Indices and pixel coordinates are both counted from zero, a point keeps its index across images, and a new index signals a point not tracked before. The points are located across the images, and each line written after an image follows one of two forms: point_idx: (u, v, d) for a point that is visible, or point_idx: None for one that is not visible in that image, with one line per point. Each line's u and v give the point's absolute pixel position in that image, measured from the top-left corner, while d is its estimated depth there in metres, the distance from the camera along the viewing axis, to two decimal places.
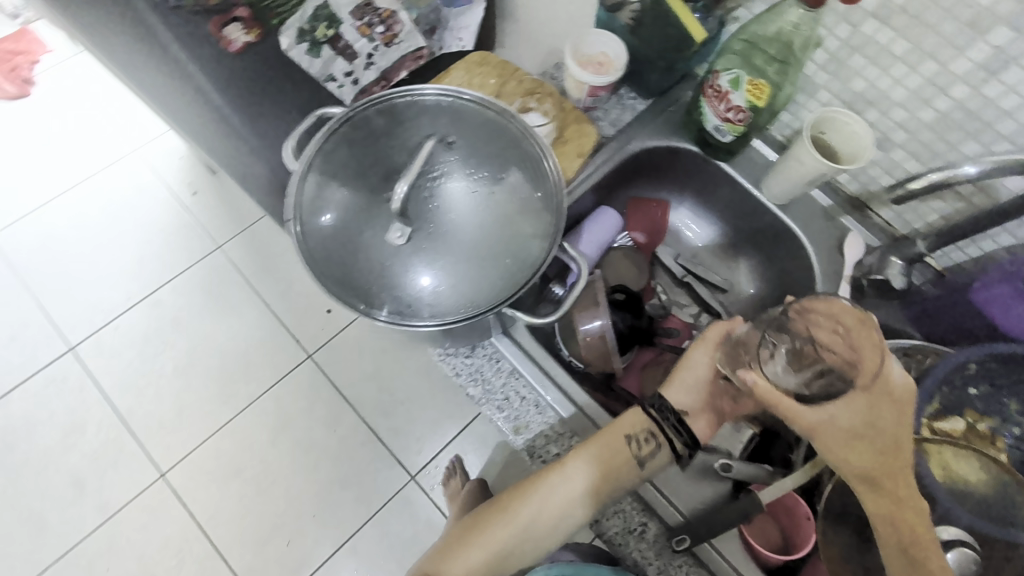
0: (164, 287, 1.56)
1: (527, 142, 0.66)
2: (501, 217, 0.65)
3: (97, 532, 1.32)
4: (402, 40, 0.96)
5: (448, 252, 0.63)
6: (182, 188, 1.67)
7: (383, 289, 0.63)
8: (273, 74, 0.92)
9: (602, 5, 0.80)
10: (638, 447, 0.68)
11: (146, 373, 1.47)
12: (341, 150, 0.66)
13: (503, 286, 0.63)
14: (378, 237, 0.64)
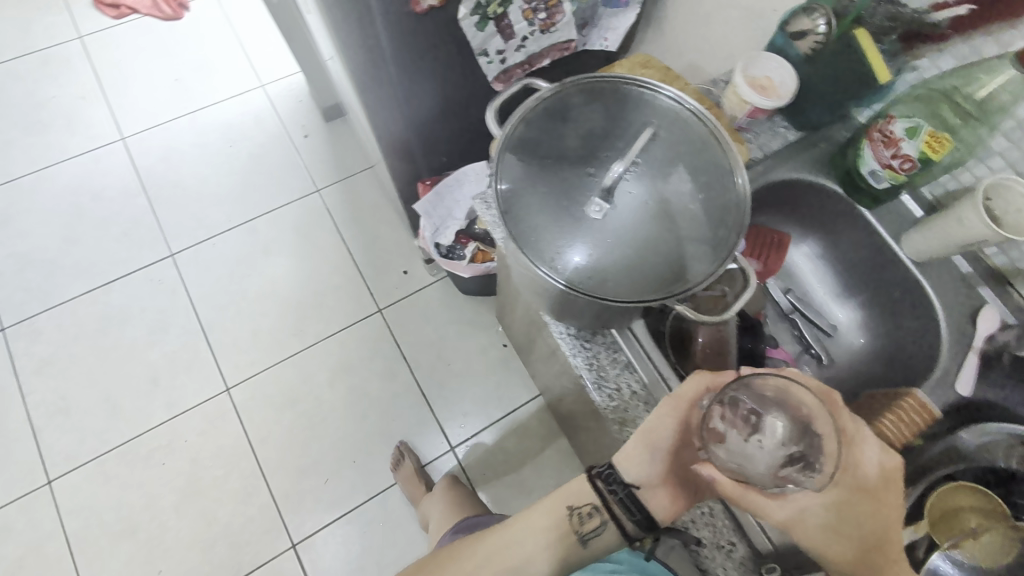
0: (262, 216, 1.66)
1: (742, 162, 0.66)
2: (672, 225, 0.64)
3: (160, 426, 1.41)
4: (557, 30, 0.98)
5: (611, 242, 0.63)
6: (296, 129, 1.77)
7: (538, 257, 0.64)
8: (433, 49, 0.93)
9: (784, 29, 0.80)
10: (582, 523, 0.66)
11: (231, 291, 1.56)
12: (560, 116, 0.69)
13: (673, 281, 0.63)
14: (572, 201, 0.65)
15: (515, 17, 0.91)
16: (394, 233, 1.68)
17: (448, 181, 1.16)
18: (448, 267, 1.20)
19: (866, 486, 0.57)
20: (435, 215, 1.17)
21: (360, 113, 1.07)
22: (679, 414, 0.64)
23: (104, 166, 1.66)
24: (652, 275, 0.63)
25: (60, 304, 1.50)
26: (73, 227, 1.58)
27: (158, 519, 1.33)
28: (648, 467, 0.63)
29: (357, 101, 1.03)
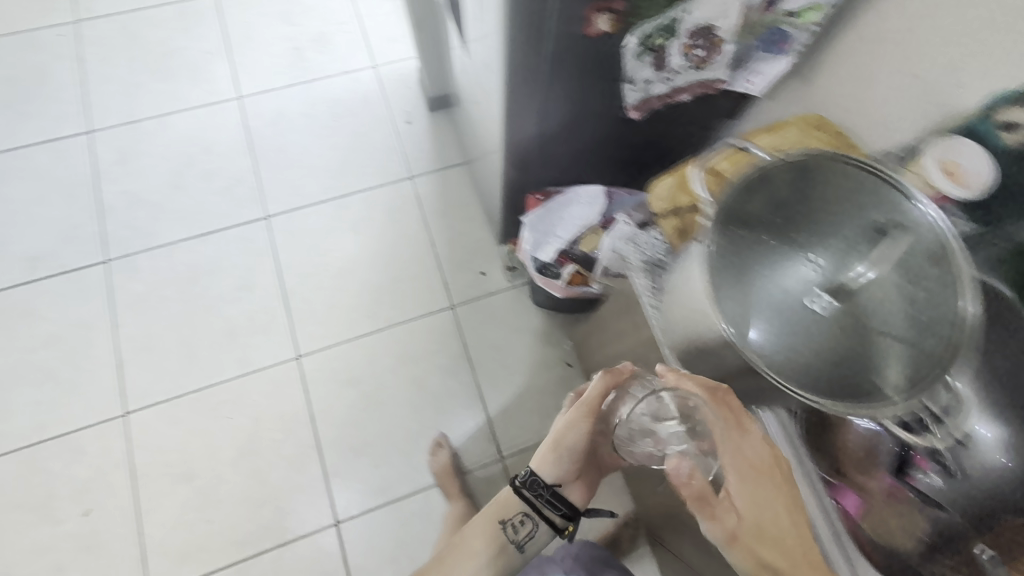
0: (356, 194, 1.69)
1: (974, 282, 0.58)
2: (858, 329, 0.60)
3: (231, 381, 1.46)
4: (709, 68, 0.93)
5: (786, 331, 0.61)
6: (400, 114, 1.79)
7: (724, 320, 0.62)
8: (588, 78, 0.91)
9: (990, 119, 0.74)
10: (518, 528, 0.96)
11: (315, 261, 1.60)
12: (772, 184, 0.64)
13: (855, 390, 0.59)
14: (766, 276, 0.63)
15: (674, 51, 0.87)
16: (477, 232, 1.67)
17: (557, 202, 1.16)
18: (542, 284, 1.18)
19: (767, 469, 0.62)
20: (539, 230, 1.15)
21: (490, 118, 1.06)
22: (589, 422, 0.91)
23: (218, 121, 1.73)
24: (824, 376, 0.59)
25: (159, 246, 1.58)
26: (181, 175, 1.66)
27: (216, 470, 1.38)
28: (558, 470, 0.95)
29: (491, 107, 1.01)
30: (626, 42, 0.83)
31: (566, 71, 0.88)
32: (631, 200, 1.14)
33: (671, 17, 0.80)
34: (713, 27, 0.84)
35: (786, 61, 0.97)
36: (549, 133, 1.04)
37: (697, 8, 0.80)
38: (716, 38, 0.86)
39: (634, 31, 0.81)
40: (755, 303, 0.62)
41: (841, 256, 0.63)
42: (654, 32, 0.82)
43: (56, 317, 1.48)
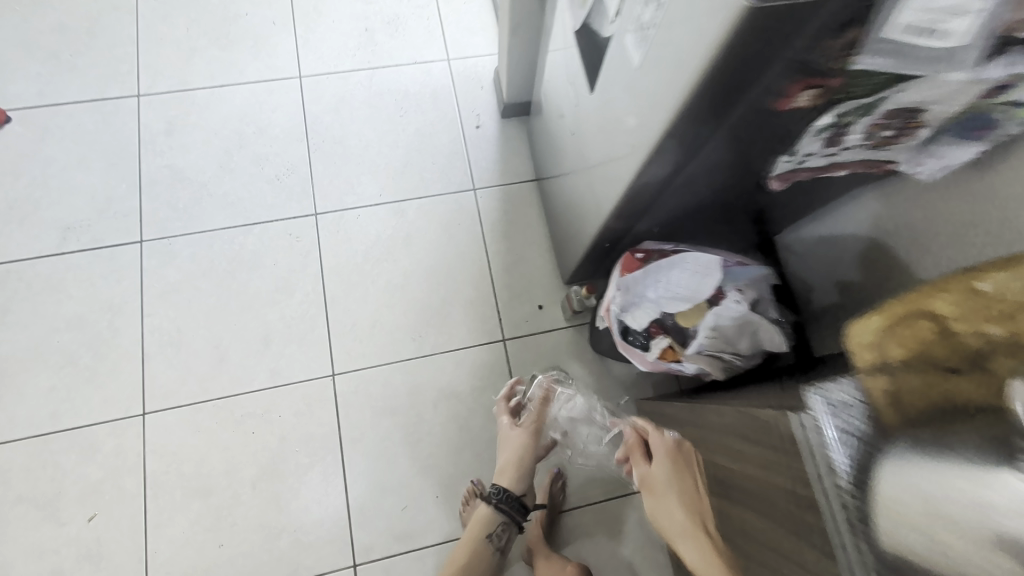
0: (413, 201, 1.54)
1: None
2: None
3: (260, 392, 1.35)
4: (890, 147, 0.75)
5: None
6: (470, 117, 1.63)
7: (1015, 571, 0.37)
8: (746, 147, 0.74)
9: None
10: (496, 539, 1.20)
11: (362, 270, 1.47)
12: None
13: None
14: None
15: (856, 129, 0.70)
16: (540, 260, 1.51)
17: (660, 262, 0.99)
18: (626, 351, 1.02)
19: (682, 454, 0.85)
20: (631, 289, 1.01)
21: (606, 165, 0.90)
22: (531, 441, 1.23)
23: (275, 100, 1.59)
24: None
25: (199, 232, 1.46)
26: (231, 156, 1.53)
27: (234, 488, 1.28)
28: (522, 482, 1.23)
29: (614, 157, 0.85)
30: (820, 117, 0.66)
31: (725, 142, 0.71)
32: (744, 273, 0.96)
33: (875, 99, 0.62)
34: (921, 113, 0.65)
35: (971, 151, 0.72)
36: (675, 195, 0.88)
37: (911, 92, 0.61)
38: (917, 122, 0.67)
39: (833, 108, 0.63)
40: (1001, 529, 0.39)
41: None
42: (845, 115, 0.66)
43: (83, 297, 1.38)
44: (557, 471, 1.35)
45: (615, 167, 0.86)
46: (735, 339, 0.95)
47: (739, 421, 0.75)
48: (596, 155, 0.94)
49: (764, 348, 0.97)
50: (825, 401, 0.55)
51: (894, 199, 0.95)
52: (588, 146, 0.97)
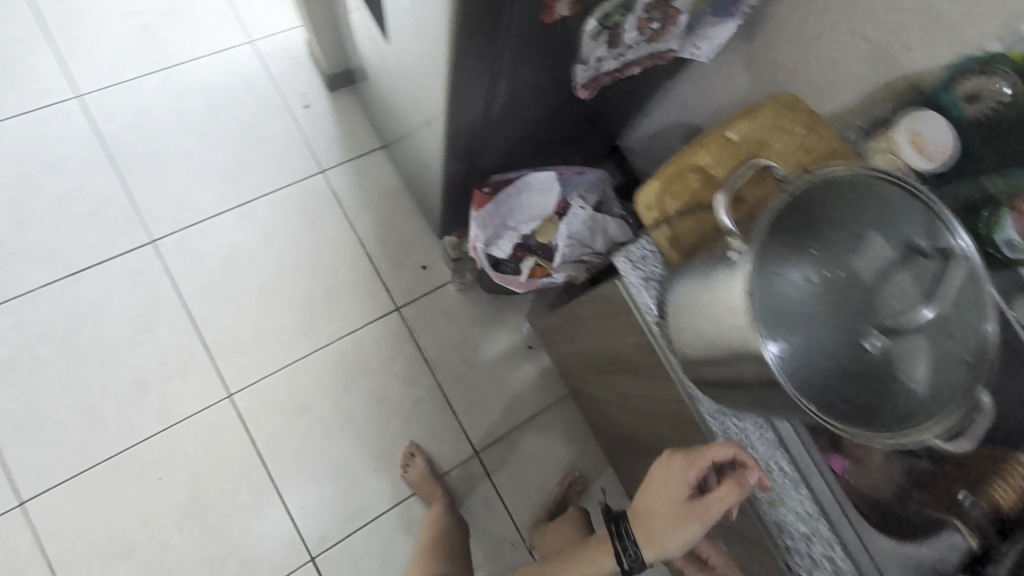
0: (260, 198, 1.46)
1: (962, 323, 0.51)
2: (936, 365, 0.51)
3: (151, 439, 1.25)
4: (662, 41, 0.87)
5: (805, 343, 0.50)
6: (295, 98, 1.54)
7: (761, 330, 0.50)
8: (519, 54, 0.77)
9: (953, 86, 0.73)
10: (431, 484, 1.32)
11: (225, 282, 1.38)
12: (785, 232, 0.51)
13: (869, 419, 0.51)
14: (765, 294, 0.51)
15: (629, 27, 0.80)
16: (411, 222, 1.53)
17: (507, 192, 1.06)
18: (500, 281, 1.10)
19: None
20: (489, 224, 1.07)
21: (431, 119, 0.94)
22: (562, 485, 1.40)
23: (59, 128, 1.40)
24: (872, 416, 0.51)
25: (14, 297, 1.28)
26: (24, 204, 1.34)
27: (158, 538, 1.21)
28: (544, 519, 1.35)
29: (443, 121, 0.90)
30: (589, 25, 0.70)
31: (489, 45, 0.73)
32: (582, 180, 1.09)
33: None
34: None
35: (732, 24, 0.92)
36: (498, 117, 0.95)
37: None
38: (672, 9, 0.80)
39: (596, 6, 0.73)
40: (768, 315, 0.50)
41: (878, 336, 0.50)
42: (615, 8, 0.75)
43: None
44: (578, 475, 1.42)
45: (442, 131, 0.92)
46: (594, 242, 1.07)
47: (589, 307, 0.87)
48: (423, 113, 0.97)
49: (615, 242, 1.09)
50: (626, 260, 0.68)
51: (708, 88, 1.10)
52: (416, 101, 0.98)
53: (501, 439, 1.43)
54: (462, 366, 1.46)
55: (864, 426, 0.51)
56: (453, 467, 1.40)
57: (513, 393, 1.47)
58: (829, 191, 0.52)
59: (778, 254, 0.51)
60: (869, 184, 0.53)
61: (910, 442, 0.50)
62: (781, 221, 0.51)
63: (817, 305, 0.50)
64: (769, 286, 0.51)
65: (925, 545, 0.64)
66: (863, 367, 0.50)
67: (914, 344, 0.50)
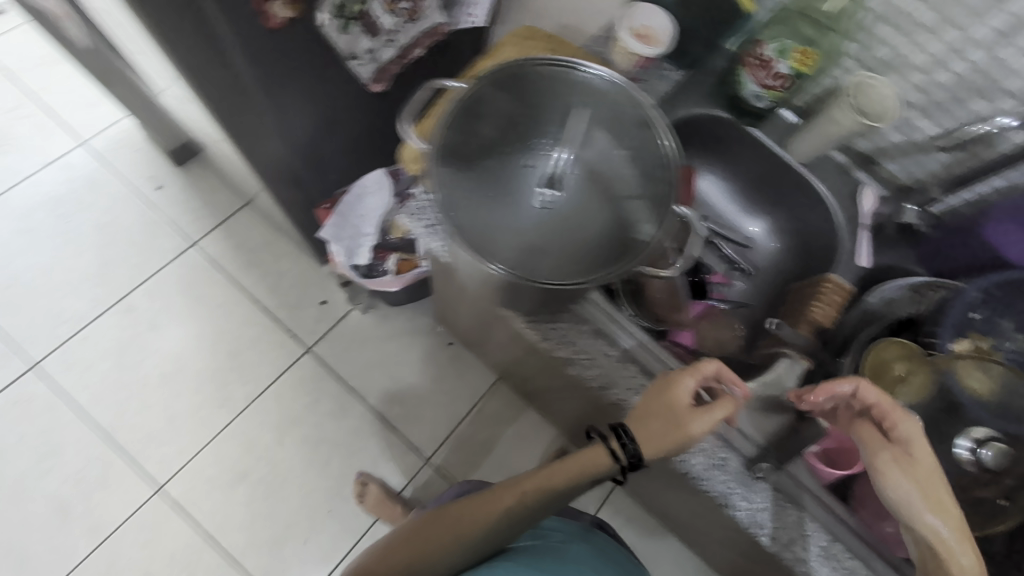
0: (135, 289, 1.44)
1: (622, 147, 0.60)
2: (628, 208, 0.58)
3: (89, 558, 1.24)
4: (424, 16, 0.92)
5: (505, 221, 0.58)
6: (145, 183, 1.53)
7: (468, 234, 0.56)
8: (271, 72, 0.80)
9: None
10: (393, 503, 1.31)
11: (122, 383, 1.37)
12: (458, 141, 0.58)
13: (583, 262, 0.57)
14: (459, 199, 0.57)
15: (378, 12, 0.84)
16: (297, 264, 1.52)
17: (349, 201, 1.09)
18: (374, 286, 1.12)
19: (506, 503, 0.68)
20: (345, 241, 1.10)
21: (236, 159, 0.96)
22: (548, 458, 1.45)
23: None
24: (593, 263, 0.57)
25: None
26: None
27: None
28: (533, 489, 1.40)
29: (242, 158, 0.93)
30: (316, 18, 0.77)
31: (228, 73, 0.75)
32: None
33: None
34: None
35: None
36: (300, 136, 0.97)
37: None
38: None
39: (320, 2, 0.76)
40: (467, 215, 0.57)
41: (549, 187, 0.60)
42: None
43: None
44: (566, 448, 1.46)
45: (252, 166, 0.95)
46: None
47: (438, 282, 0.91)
48: (232, 156, 0.99)
49: None
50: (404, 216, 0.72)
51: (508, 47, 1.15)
52: (223, 147, 1.00)
53: (450, 438, 1.44)
54: (388, 383, 1.47)
55: (581, 272, 0.56)
56: (407, 482, 1.40)
57: (447, 392, 1.48)
58: (489, 94, 0.59)
59: (458, 159, 0.58)
60: (524, 76, 0.59)
61: (623, 269, 0.55)
62: (453, 132, 0.57)
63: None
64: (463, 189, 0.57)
65: (765, 377, 0.67)
66: (555, 220, 0.59)
67: (583, 182, 0.60)
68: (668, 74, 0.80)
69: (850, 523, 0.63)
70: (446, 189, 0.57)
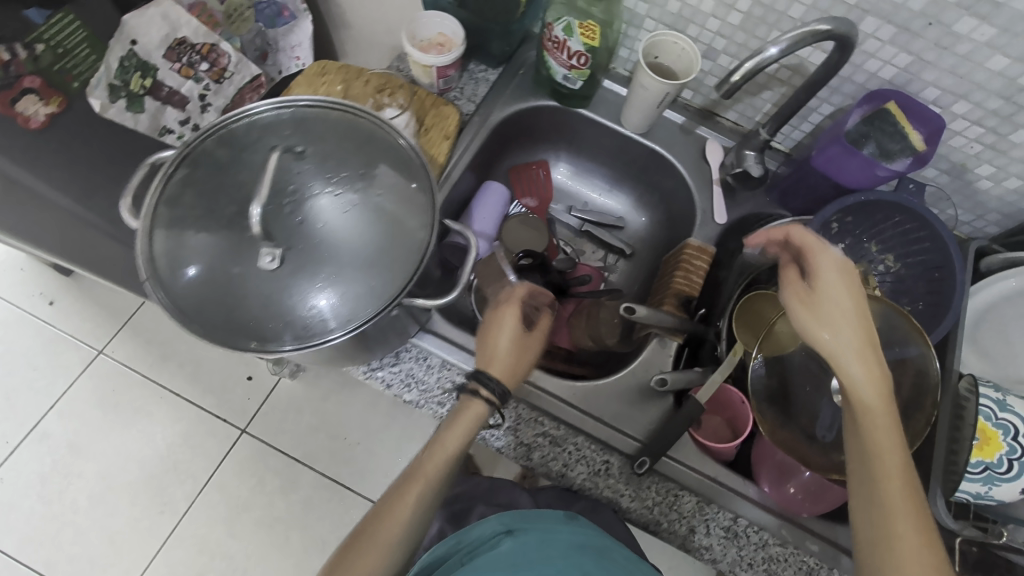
0: (48, 415, 1.37)
1: (373, 152, 0.52)
2: (404, 223, 0.50)
3: None
4: (233, 73, 0.85)
5: (265, 283, 0.47)
6: (37, 301, 1.46)
7: (230, 317, 0.47)
8: None
9: None
10: None
11: (52, 515, 1.30)
12: (185, 213, 0.49)
13: (369, 296, 0.49)
14: (204, 278, 0.48)
15: (174, 82, 0.79)
16: None
17: None
18: None
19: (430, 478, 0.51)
20: None
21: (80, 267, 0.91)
22: None
23: None
24: (379, 294, 0.49)
25: None
26: None
27: None
28: None
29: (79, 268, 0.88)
30: (91, 105, 0.69)
31: None
32: None
33: (124, 54, 0.71)
34: (184, 37, 0.77)
35: (307, 22, 0.94)
36: None
37: (141, 36, 0.72)
38: (200, 44, 0.79)
39: (91, 87, 0.68)
40: (220, 294, 0.47)
41: (305, 221, 0.48)
42: (120, 76, 0.72)
43: None
44: None
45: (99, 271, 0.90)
46: None
47: None
48: None
49: None
50: None
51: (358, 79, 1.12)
52: None
53: None
54: (335, 443, 1.41)
55: (367, 308, 0.48)
56: None
57: (398, 437, 1.42)
58: (203, 155, 0.50)
59: (190, 232, 0.48)
60: (241, 126, 0.51)
61: (409, 289, 0.48)
62: (168, 209, 0.49)
63: (233, 258, 0.47)
64: (189, 271, 0.48)
65: (632, 365, 0.65)
66: (323, 261, 0.48)
67: (345, 204, 0.50)
68: (481, 74, 0.77)
69: (749, 495, 0.60)
70: (182, 275, 0.48)
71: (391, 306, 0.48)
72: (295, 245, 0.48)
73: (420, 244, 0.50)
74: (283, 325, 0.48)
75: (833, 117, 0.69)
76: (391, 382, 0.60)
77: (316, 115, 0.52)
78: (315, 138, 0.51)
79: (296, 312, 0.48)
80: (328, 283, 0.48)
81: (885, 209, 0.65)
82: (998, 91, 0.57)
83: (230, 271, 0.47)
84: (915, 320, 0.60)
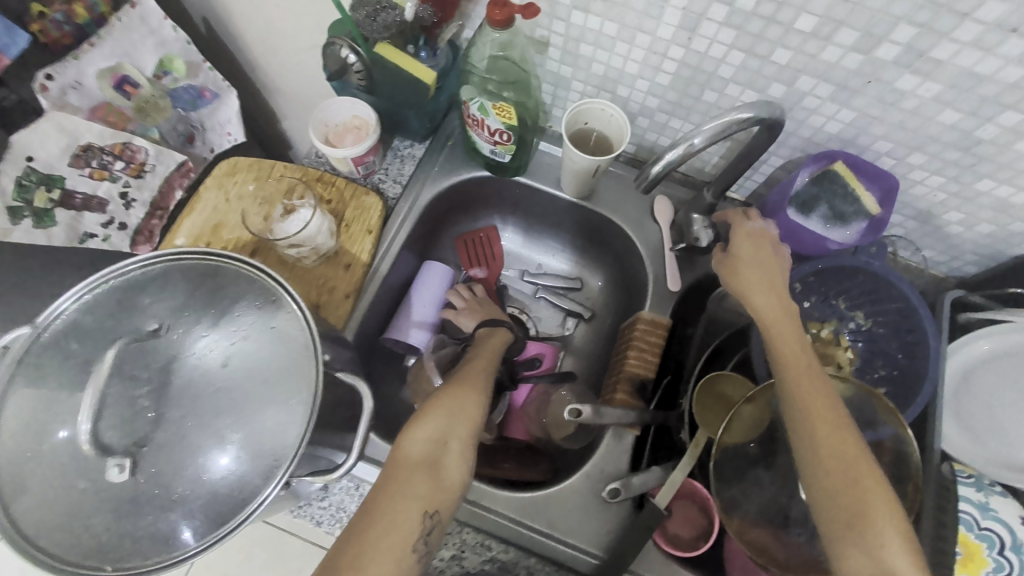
0: None
1: (242, 310, 0.46)
2: (284, 384, 0.45)
3: None
4: (154, 164, 0.80)
5: (124, 493, 0.41)
6: None
7: (90, 540, 0.41)
8: None
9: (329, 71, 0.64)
10: None
11: None
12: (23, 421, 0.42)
13: (248, 481, 0.43)
14: (49, 500, 0.41)
15: (84, 186, 0.74)
16: None
17: None
18: None
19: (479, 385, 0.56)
20: None
21: None
22: None
23: None
24: (258, 474, 0.43)
25: None
26: None
27: None
28: None
29: None
30: None
31: None
32: None
33: (20, 172, 0.67)
34: (88, 142, 0.73)
35: (231, 98, 0.89)
36: None
37: (37, 151, 0.68)
38: (110, 144, 0.75)
39: None
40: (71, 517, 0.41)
41: (161, 411, 0.42)
42: (19, 196, 0.67)
43: None
44: None
45: None
46: None
47: None
48: None
49: None
50: None
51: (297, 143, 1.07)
52: None
53: None
54: None
55: (246, 496, 0.42)
56: None
57: None
58: (41, 347, 0.43)
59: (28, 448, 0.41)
60: (86, 307, 0.45)
61: (290, 468, 0.42)
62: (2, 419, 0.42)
63: (80, 471, 0.41)
64: (32, 488, 0.41)
65: (585, 468, 0.59)
66: (192, 450, 0.42)
67: (210, 377, 0.43)
68: (405, 151, 0.72)
69: None
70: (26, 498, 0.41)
71: (269, 492, 0.42)
72: (149, 442, 0.41)
73: (301, 409, 0.44)
74: (148, 536, 0.41)
75: (784, 168, 0.64)
76: (321, 519, 0.59)
77: (172, 280, 0.46)
78: (179, 309, 0.45)
79: (152, 525, 0.41)
80: (197, 476, 0.42)
81: (848, 269, 0.60)
82: (955, 143, 0.52)
83: (80, 486, 0.41)
84: (887, 398, 0.54)
